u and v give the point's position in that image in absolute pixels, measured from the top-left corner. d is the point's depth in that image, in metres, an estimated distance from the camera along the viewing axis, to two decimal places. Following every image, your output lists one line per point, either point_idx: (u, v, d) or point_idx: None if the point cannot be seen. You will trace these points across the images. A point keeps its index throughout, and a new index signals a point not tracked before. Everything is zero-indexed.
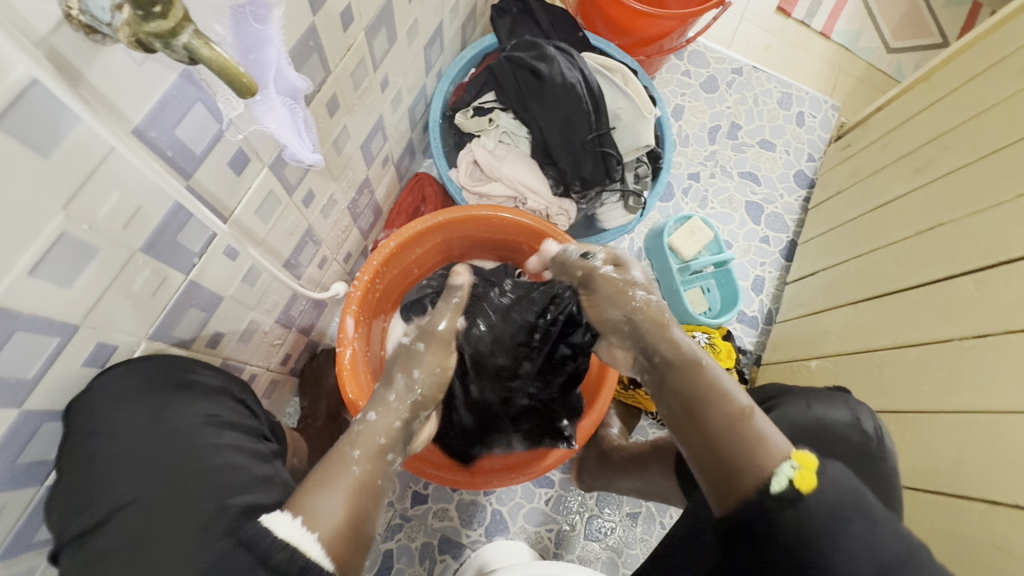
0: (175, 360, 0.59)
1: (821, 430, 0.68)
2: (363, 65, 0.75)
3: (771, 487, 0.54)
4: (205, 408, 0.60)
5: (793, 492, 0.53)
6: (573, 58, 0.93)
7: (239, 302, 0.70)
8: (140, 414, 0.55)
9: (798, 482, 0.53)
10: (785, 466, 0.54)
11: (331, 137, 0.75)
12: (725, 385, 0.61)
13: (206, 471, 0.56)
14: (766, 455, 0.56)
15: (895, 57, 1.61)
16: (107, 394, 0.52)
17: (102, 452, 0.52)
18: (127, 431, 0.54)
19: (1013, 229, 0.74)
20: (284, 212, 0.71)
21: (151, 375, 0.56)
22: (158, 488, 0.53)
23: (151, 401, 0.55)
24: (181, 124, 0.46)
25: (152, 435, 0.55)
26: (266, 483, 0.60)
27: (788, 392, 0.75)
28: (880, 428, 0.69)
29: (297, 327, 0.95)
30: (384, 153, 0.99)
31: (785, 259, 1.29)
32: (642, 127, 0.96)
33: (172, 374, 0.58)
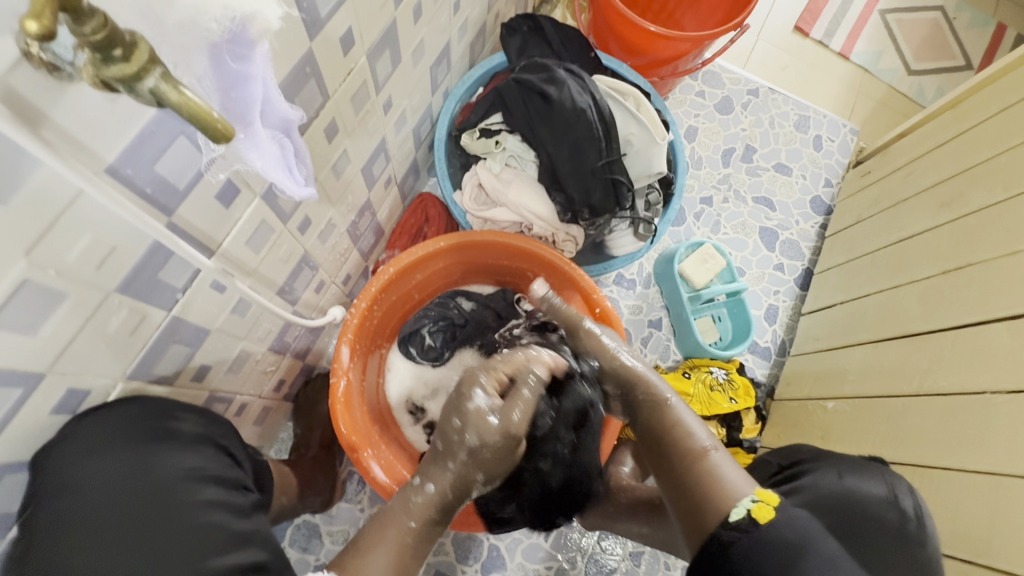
0: (157, 406, 0.56)
1: (857, 504, 0.61)
2: (365, 88, 0.72)
3: (730, 518, 0.59)
4: (186, 460, 0.56)
5: (750, 523, 0.58)
6: (584, 81, 0.90)
7: (227, 334, 0.67)
8: (114, 468, 0.52)
9: (756, 515, 0.58)
10: (743, 501, 0.60)
11: (329, 162, 0.72)
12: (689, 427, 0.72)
13: (182, 531, 0.52)
14: (726, 492, 0.62)
15: (916, 79, 1.56)
16: (79, 445, 0.49)
17: (67, 510, 0.49)
18: (99, 485, 0.51)
19: None
20: (278, 240, 0.68)
21: (128, 424, 0.52)
22: (129, 550, 0.50)
23: (127, 453, 0.52)
24: (161, 160, 0.42)
25: (127, 490, 0.52)
26: (246, 540, 0.57)
27: (819, 458, 0.68)
28: (920, 506, 0.61)
29: (292, 352, 0.91)
30: (387, 175, 0.96)
31: (800, 288, 1.25)
32: (655, 154, 0.92)
33: (151, 423, 0.55)
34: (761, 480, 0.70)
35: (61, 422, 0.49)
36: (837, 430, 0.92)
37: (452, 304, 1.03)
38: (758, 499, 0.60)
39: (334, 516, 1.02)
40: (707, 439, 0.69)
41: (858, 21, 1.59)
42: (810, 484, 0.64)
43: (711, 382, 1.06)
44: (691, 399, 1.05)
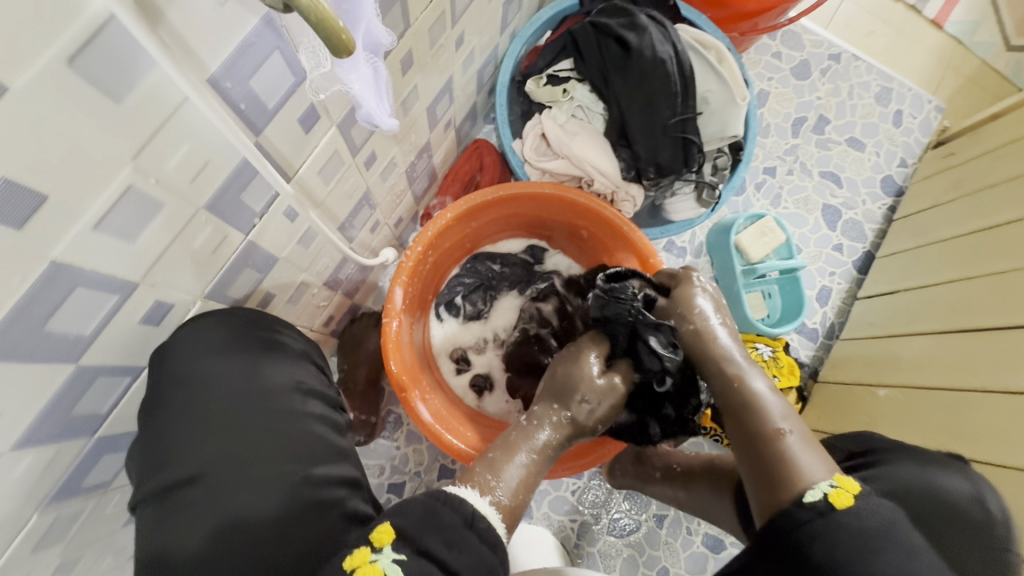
0: (265, 322, 0.62)
1: (935, 499, 0.58)
2: (443, 20, 0.69)
3: (804, 499, 0.54)
4: (295, 373, 0.61)
5: (825, 507, 0.52)
6: (666, 30, 0.83)
7: (292, 263, 0.68)
8: (234, 367, 0.57)
9: (833, 500, 0.53)
10: (820, 483, 0.55)
11: (401, 96, 0.70)
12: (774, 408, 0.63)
13: (286, 435, 0.57)
14: (801, 472, 0.56)
15: (1014, 56, 1.43)
16: (205, 341, 0.54)
17: (192, 399, 0.55)
18: (219, 380, 0.57)
19: None
20: (346, 173, 0.67)
21: (242, 329, 0.58)
22: (243, 445, 0.56)
23: (245, 355, 0.58)
24: (257, 75, 0.41)
25: (245, 389, 0.57)
26: (342, 455, 0.61)
27: (894, 447, 0.65)
28: (1005, 509, 0.58)
29: (343, 289, 0.93)
30: (448, 117, 0.94)
31: (859, 271, 1.20)
32: (732, 116, 0.87)
33: (260, 333, 0.60)
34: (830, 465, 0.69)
35: (147, 331, 0.50)
36: (890, 419, 0.90)
37: (484, 264, 1.01)
38: (835, 484, 0.54)
39: (371, 451, 1.06)
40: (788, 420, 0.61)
41: None
42: (882, 474, 0.62)
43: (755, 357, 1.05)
44: None
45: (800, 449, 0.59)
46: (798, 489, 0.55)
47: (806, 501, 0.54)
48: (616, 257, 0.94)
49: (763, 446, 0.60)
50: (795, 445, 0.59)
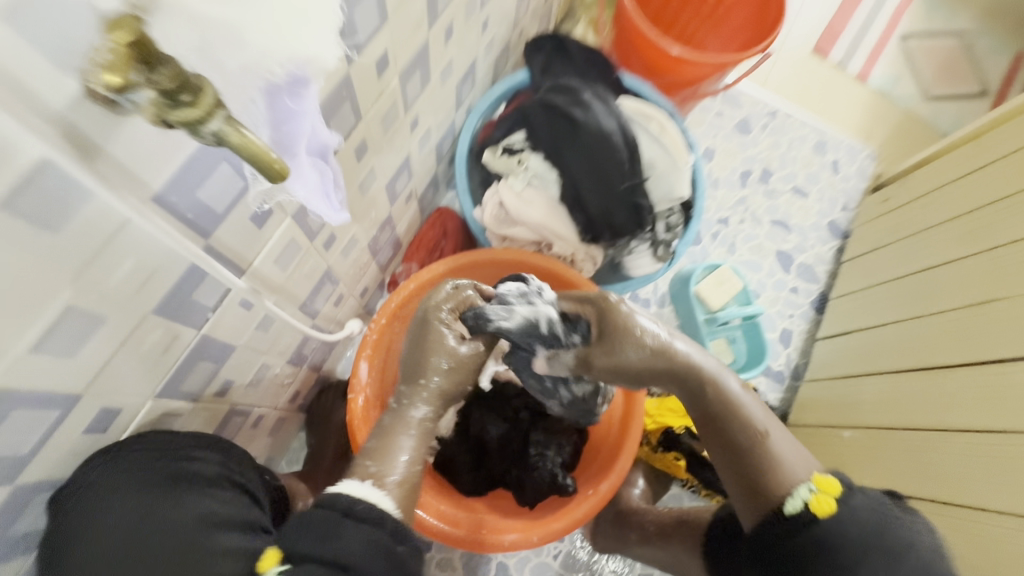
0: (176, 443, 0.58)
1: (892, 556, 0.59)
2: (395, 108, 0.73)
3: (786, 509, 0.65)
4: (206, 504, 0.58)
5: (806, 513, 0.63)
6: (609, 104, 0.90)
7: (250, 349, 0.68)
8: (129, 509, 0.54)
9: (813, 506, 0.63)
10: (801, 492, 0.65)
11: (357, 180, 0.72)
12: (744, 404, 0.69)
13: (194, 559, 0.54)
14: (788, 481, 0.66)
15: (933, 105, 1.56)
16: (94, 488, 0.51)
17: (79, 529, 0.51)
18: (114, 519, 0.54)
19: None
20: (304, 256, 0.69)
21: (144, 470, 0.54)
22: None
23: (148, 495, 0.55)
24: (204, 185, 0.43)
25: (133, 529, 0.54)
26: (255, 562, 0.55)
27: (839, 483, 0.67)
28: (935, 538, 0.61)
29: (307, 365, 0.92)
30: (409, 190, 0.97)
31: (815, 312, 1.25)
32: (677, 178, 0.92)
33: (165, 465, 0.56)
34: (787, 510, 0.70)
35: (93, 439, 0.49)
36: (855, 461, 0.92)
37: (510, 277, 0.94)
38: (815, 491, 0.64)
39: None
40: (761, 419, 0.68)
41: (878, 45, 1.59)
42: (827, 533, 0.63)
43: None
44: None
45: (777, 445, 0.68)
46: (782, 501, 0.65)
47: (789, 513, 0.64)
48: None
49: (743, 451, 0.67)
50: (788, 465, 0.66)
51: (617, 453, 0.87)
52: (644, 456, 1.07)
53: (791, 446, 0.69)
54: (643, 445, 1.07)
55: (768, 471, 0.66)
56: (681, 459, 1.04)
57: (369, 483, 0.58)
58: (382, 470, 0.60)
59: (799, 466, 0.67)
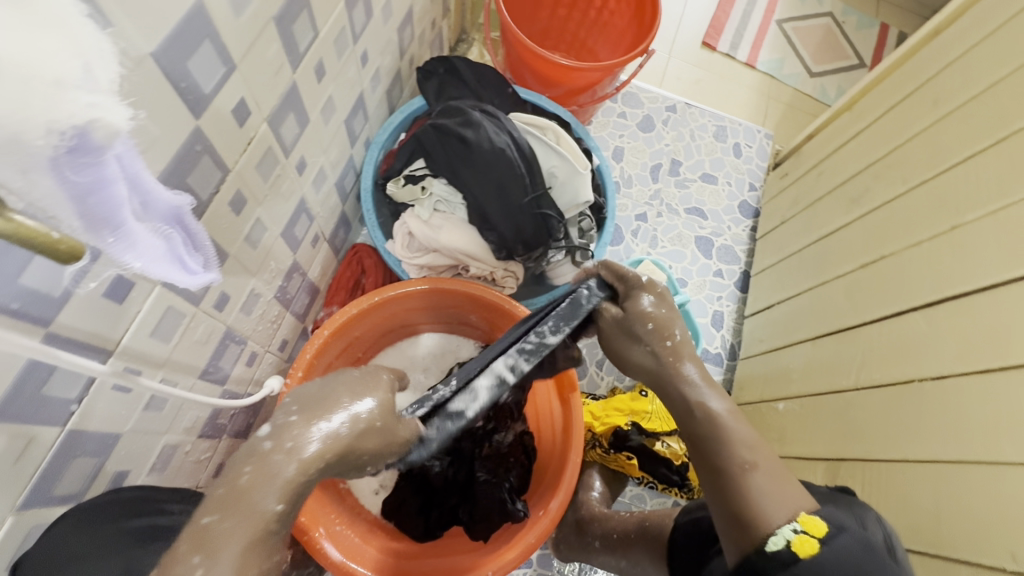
0: (138, 500, 0.61)
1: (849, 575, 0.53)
2: (271, 154, 0.70)
3: (768, 547, 0.53)
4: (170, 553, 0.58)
5: (790, 555, 0.52)
6: (499, 121, 0.90)
7: (143, 432, 0.62)
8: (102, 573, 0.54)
9: (796, 547, 0.53)
10: (785, 528, 0.54)
11: (241, 233, 0.69)
12: (740, 437, 0.60)
13: None
14: (773, 514, 0.55)
15: (817, 80, 1.67)
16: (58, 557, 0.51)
17: None
18: None
19: (976, 251, 0.72)
20: (192, 322, 0.65)
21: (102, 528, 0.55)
22: None
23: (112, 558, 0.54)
24: (25, 274, 0.39)
25: None
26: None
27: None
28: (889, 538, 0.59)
29: (228, 433, 0.86)
30: (314, 233, 0.94)
31: (741, 291, 1.30)
32: (580, 184, 0.93)
33: (134, 521, 0.58)
34: None
35: None
36: (791, 431, 0.94)
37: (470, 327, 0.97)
38: (800, 529, 0.54)
39: None
40: (754, 453, 0.59)
41: (759, 32, 1.69)
42: None
43: None
44: (651, 416, 1.04)
45: (764, 483, 0.57)
46: (761, 536, 0.54)
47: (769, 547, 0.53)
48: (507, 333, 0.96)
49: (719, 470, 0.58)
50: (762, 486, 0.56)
51: (561, 468, 0.85)
52: (597, 459, 1.06)
53: (786, 487, 0.57)
54: (596, 449, 1.07)
55: (745, 501, 0.56)
56: (633, 457, 1.03)
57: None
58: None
59: (779, 502, 0.55)
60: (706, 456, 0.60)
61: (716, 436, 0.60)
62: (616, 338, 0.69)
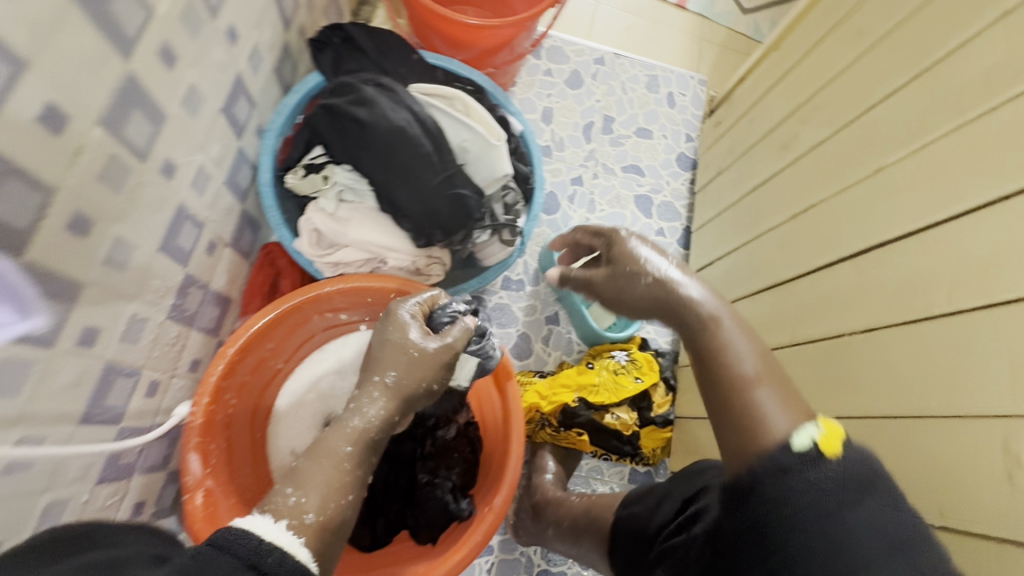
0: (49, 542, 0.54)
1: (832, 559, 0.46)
2: (119, 160, 0.60)
3: (793, 448, 0.50)
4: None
5: (818, 455, 0.49)
6: (398, 95, 0.80)
7: (9, 496, 0.55)
8: None
9: (823, 447, 0.50)
10: (807, 428, 0.52)
11: (97, 256, 0.60)
12: (738, 347, 0.59)
13: None
14: (780, 421, 0.53)
15: (750, 17, 1.60)
16: None
17: None
18: None
19: (901, 192, 0.69)
20: (49, 366, 0.56)
21: None
22: None
23: None
24: None
25: None
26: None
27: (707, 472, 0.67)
28: None
29: (140, 470, 0.79)
30: (207, 239, 0.84)
31: (683, 248, 1.27)
32: (495, 157, 0.85)
33: None
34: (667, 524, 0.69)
35: None
36: None
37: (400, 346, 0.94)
38: (822, 430, 0.51)
39: None
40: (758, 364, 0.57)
41: None
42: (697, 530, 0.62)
43: (614, 367, 1.04)
44: (598, 389, 1.02)
45: (764, 395, 0.55)
46: (772, 441, 0.52)
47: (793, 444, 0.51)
48: None
49: (730, 392, 0.56)
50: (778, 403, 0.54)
51: (503, 464, 0.82)
52: (549, 439, 1.04)
53: (792, 397, 0.56)
54: (546, 429, 1.04)
55: (750, 406, 0.54)
56: (584, 433, 1.01)
57: (283, 524, 0.49)
58: (305, 501, 0.52)
59: (783, 410, 0.54)
60: (710, 364, 0.59)
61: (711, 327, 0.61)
62: (612, 286, 0.69)
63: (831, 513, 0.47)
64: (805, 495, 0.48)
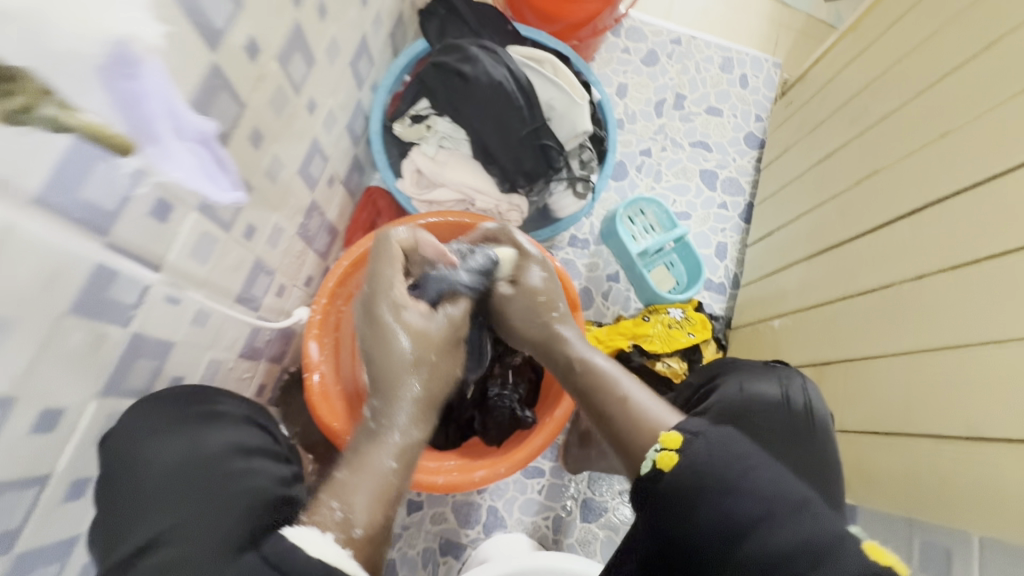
0: (202, 396, 0.71)
1: (754, 402, 0.71)
2: (283, 92, 0.75)
3: (643, 470, 0.61)
4: (231, 438, 0.70)
5: (656, 472, 0.59)
6: (497, 56, 0.92)
7: (194, 343, 0.72)
8: (178, 446, 0.66)
9: (660, 463, 0.59)
10: (650, 453, 0.61)
11: (262, 168, 0.75)
12: (643, 408, 0.71)
13: (225, 480, 0.66)
14: (650, 432, 0.67)
15: (833, 5, 1.55)
16: (145, 436, 0.62)
17: (143, 482, 0.62)
18: (162, 465, 0.64)
19: (970, 157, 0.73)
20: (225, 248, 0.72)
21: (172, 414, 0.66)
22: (186, 510, 0.62)
23: (184, 433, 0.66)
24: (86, 185, 0.46)
25: (189, 461, 0.66)
26: (286, 483, 0.70)
27: (729, 368, 0.76)
28: (808, 401, 0.74)
29: (265, 357, 0.96)
30: (328, 173, 1.00)
31: (745, 222, 1.32)
32: (577, 114, 0.96)
33: (200, 408, 0.69)
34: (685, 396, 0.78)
35: (43, 441, 0.53)
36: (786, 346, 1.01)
37: None
38: (661, 448, 0.60)
39: None
40: (661, 408, 0.71)
41: None
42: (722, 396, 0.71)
43: (669, 321, 1.12)
44: (652, 338, 1.11)
45: (640, 402, 0.72)
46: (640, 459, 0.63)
47: (643, 474, 0.61)
48: None
49: (605, 417, 0.74)
50: (644, 402, 0.72)
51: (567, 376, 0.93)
52: None
53: (660, 407, 0.72)
54: None
55: (628, 427, 0.70)
56: (635, 377, 1.11)
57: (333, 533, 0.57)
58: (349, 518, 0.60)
59: (667, 413, 0.70)
60: (617, 428, 0.71)
61: (621, 406, 0.73)
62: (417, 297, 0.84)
63: (729, 488, 0.54)
64: (705, 512, 0.54)
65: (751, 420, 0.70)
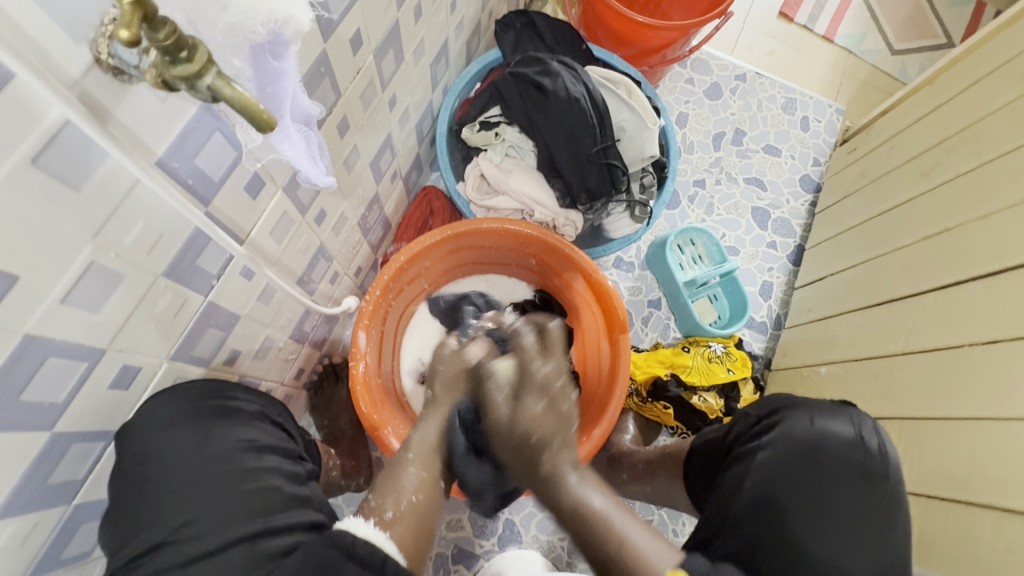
0: (217, 386, 0.65)
1: (818, 446, 0.72)
2: (372, 86, 0.76)
3: None
4: (246, 434, 0.65)
5: None
6: (576, 72, 0.94)
7: (255, 320, 0.73)
8: (188, 440, 0.60)
9: None
10: None
11: (341, 156, 0.77)
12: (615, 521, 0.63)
13: (240, 491, 0.60)
14: None
15: (900, 58, 1.54)
16: (158, 423, 0.57)
17: (152, 475, 0.57)
18: (175, 458, 0.59)
19: None
20: (298, 230, 0.73)
21: (190, 404, 0.61)
22: (197, 510, 0.58)
23: (196, 428, 0.61)
24: (200, 154, 0.47)
25: (197, 456, 0.60)
26: (302, 503, 0.64)
27: (793, 405, 0.77)
28: (883, 444, 0.73)
29: (310, 341, 0.97)
30: (393, 169, 1.01)
31: (793, 264, 1.30)
32: (647, 138, 0.97)
33: (213, 402, 0.64)
34: (742, 431, 0.78)
35: (118, 396, 0.54)
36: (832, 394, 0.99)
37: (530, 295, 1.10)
38: None
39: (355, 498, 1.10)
40: (645, 541, 0.61)
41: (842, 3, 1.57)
42: (782, 433, 0.74)
43: (709, 354, 1.11)
44: (690, 370, 1.09)
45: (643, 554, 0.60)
46: None
47: None
48: (566, 277, 1.02)
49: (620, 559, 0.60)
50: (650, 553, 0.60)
51: (609, 394, 0.92)
52: (634, 406, 1.14)
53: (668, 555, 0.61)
54: (634, 396, 1.15)
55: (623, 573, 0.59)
56: (670, 406, 1.09)
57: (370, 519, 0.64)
58: (382, 507, 0.68)
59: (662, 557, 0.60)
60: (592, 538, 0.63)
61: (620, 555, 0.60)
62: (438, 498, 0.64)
63: None
64: None
65: (812, 466, 0.71)
